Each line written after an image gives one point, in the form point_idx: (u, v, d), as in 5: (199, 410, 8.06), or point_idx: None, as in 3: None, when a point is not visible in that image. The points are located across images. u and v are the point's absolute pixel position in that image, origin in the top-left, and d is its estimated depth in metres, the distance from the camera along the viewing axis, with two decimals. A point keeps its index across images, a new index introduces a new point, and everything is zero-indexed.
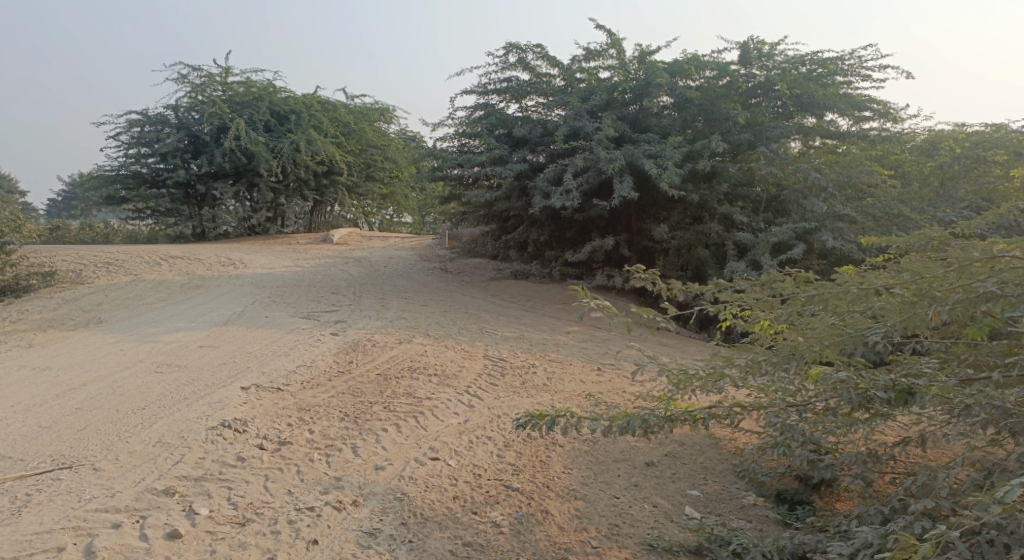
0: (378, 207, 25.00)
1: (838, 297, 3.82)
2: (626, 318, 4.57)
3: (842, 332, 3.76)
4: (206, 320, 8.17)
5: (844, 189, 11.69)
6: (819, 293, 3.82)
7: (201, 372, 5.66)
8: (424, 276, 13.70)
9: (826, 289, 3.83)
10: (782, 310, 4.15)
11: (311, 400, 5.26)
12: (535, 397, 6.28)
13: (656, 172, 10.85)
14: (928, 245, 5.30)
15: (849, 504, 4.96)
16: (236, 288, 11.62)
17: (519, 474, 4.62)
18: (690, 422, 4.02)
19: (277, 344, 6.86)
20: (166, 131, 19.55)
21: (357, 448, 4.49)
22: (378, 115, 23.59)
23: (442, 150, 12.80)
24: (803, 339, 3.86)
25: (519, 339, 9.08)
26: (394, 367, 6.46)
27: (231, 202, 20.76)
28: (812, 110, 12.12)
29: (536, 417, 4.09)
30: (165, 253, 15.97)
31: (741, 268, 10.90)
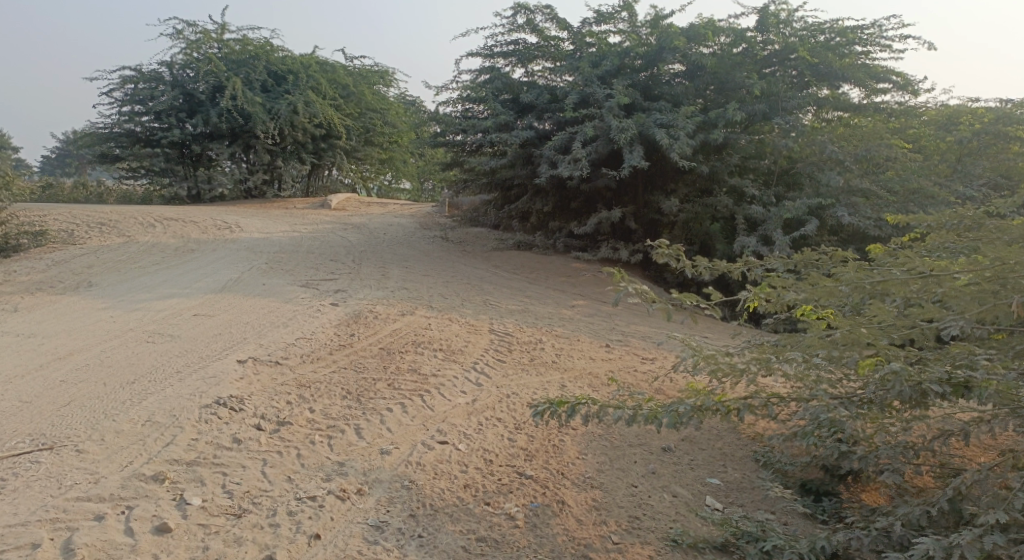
0: (376, 172, 24.49)
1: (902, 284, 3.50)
2: (665, 304, 4.21)
3: (901, 321, 3.49)
4: (201, 286, 7.85)
5: (860, 163, 11.37)
6: (882, 279, 3.49)
7: (195, 343, 5.37)
8: (425, 244, 13.35)
9: (890, 275, 3.50)
10: (827, 293, 3.84)
11: (310, 375, 4.98)
12: (544, 377, 6.00)
13: (668, 142, 10.47)
14: (963, 223, 4.99)
15: (875, 496, 4.72)
16: (233, 252, 11.28)
17: (532, 460, 4.36)
18: (722, 413, 3.84)
19: (275, 315, 6.56)
20: (160, 89, 19.03)
21: (360, 430, 4.21)
22: (378, 78, 22.99)
23: (445, 115, 12.36)
24: (859, 327, 3.54)
25: (524, 313, 8.79)
26: (398, 342, 6.17)
27: (227, 164, 20.28)
28: (830, 81, 11.67)
29: (555, 405, 3.82)
30: (159, 214, 15.57)
31: (753, 243, 10.59)
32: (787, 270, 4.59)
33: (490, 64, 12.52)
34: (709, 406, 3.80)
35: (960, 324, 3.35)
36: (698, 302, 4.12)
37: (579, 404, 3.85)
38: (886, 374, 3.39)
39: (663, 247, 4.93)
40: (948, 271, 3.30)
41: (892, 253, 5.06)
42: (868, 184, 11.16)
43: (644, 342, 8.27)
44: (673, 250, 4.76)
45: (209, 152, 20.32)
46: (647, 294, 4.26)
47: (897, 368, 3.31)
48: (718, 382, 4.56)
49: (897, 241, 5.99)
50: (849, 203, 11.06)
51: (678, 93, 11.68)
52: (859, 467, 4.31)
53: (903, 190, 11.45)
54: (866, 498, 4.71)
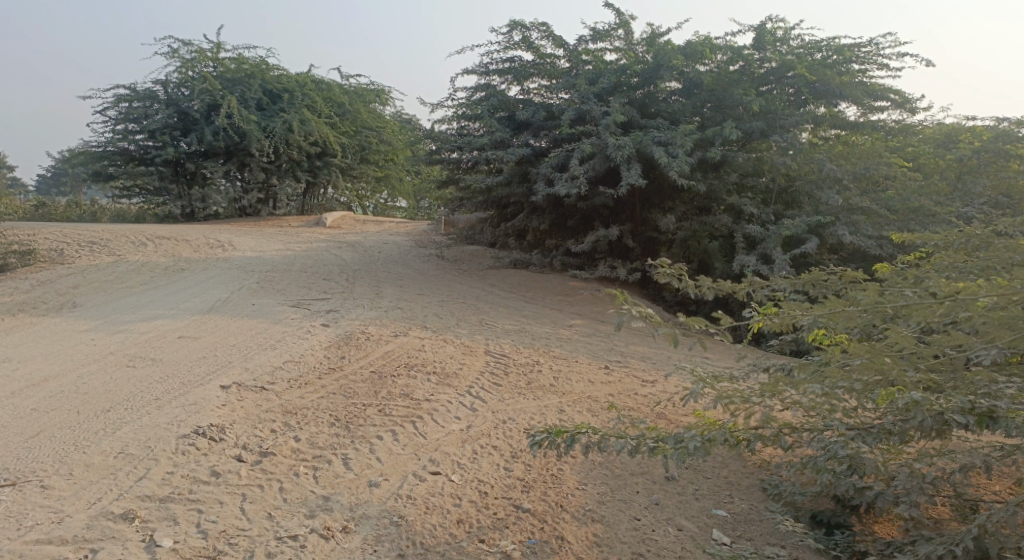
0: (372, 191, 24.32)
1: (926, 308, 3.30)
2: (671, 328, 4.00)
3: (921, 348, 3.30)
4: (189, 307, 7.63)
5: (860, 181, 11.25)
6: (905, 302, 3.29)
7: (178, 367, 5.14)
8: (420, 263, 13.16)
9: (914, 298, 3.30)
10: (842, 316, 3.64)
11: (297, 401, 4.76)
12: (542, 401, 5.79)
13: (666, 159, 10.33)
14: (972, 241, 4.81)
15: (890, 528, 4.51)
16: (224, 272, 11.07)
17: (529, 491, 4.13)
18: (730, 444, 3.63)
19: (264, 337, 6.33)
20: (155, 107, 18.91)
21: (348, 461, 3.99)
22: (373, 96, 22.90)
23: (440, 132, 12.22)
24: (879, 354, 3.34)
25: (521, 333, 8.59)
26: (390, 365, 5.95)
27: (221, 182, 20.11)
28: (828, 98, 11.55)
29: (552, 435, 3.60)
30: (151, 233, 15.36)
31: (752, 262, 10.44)
32: (794, 291, 4.40)
33: (486, 81, 12.41)
34: (725, 434, 3.60)
35: (988, 352, 3.15)
36: (707, 326, 3.90)
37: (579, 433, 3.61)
38: (905, 404, 3.19)
39: (665, 266, 4.72)
40: (974, 295, 3.12)
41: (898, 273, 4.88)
42: (868, 202, 11.02)
43: (644, 363, 8.06)
44: (677, 271, 4.54)
45: (203, 170, 20.15)
46: (652, 316, 4.04)
47: (919, 398, 3.12)
48: (724, 408, 4.36)
49: (904, 260, 5.81)
50: (849, 221, 10.91)
51: (676, 110, 11.62)
52: (873, 499, 4.11)
53: (903, 208, 11.34)
54: (880, 529, 4.51)
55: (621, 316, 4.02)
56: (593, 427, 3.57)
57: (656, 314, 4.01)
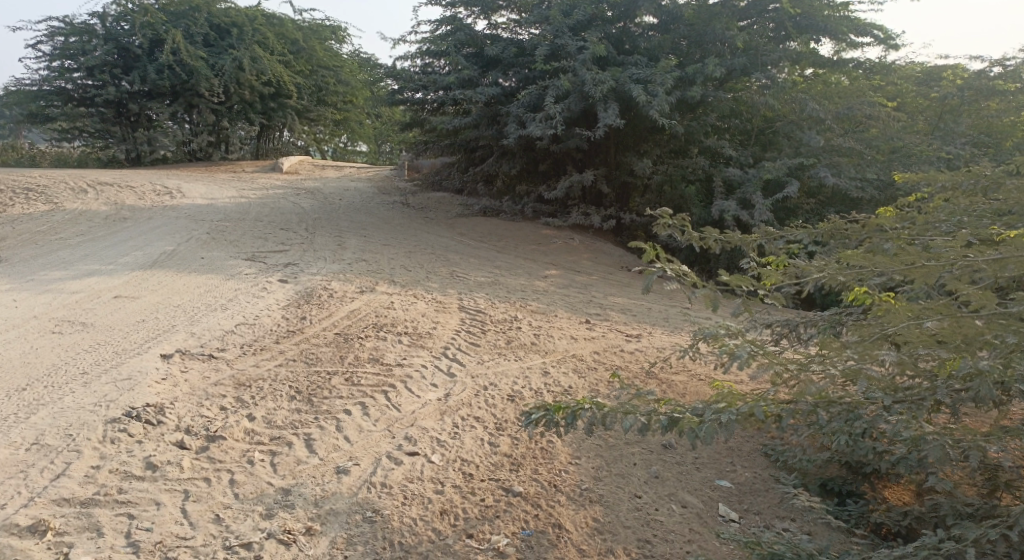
0: (331, 134, 23.18)
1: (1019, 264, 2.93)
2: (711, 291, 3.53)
3: (994, 309, 2.92)
4: (129, 261, 6.91)
5: (841, 121, 10.82)
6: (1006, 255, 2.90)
7: (112, 333, 4.51)
8: (384, 210, 12.48)
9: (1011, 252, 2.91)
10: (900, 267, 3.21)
11: (252, 371, 4.19)
12: (524, 362, 5.31)
13: (646, 98, 9.73)
14: (980, 184, 4.37)
15: (902, 493, 4.16)
16: (171, 221, 10.26)
17: (518, 470, 3.67)
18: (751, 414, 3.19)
19: (211, 296, 5.69)
20: (93, 43, 17.51)
21: (312, 443, 3.45)
22: (329, 34, 21.61)
23: (404, 70, 11.40)
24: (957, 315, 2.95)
25: (494, 285, 8.07)
26: (357, 326, 5.38)
27: (168, 124, 18.88)
28: (810, 33, 10.89)
29: (552, 412, 3.10)
30: (93, 179, 14.30)
31: (732, 208, 10.02)
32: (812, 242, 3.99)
33: (451, 14, 11.57)
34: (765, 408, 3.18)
35: None
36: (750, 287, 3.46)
37: (582, 408, 3.14)
38: (972, 373, 2.83)
39: (666, 217, 4.19)
40: None
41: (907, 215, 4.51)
42: (850, 144, 10.59)
43: (624, 316, 7.64)
44: (687, 225, 4.04)
45: (149, 112, 18.85)
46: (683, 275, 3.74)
47: (982, 368, 2.79)
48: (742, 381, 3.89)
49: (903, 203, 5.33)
50: (831, 164, 10.52)
51: (654, 46, 11.00)
52: (892, 465, 3.72)
53: (885, 150, 10.95)
54: (891, 496, 4.12)
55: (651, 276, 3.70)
56: (603, 403, 3.10)
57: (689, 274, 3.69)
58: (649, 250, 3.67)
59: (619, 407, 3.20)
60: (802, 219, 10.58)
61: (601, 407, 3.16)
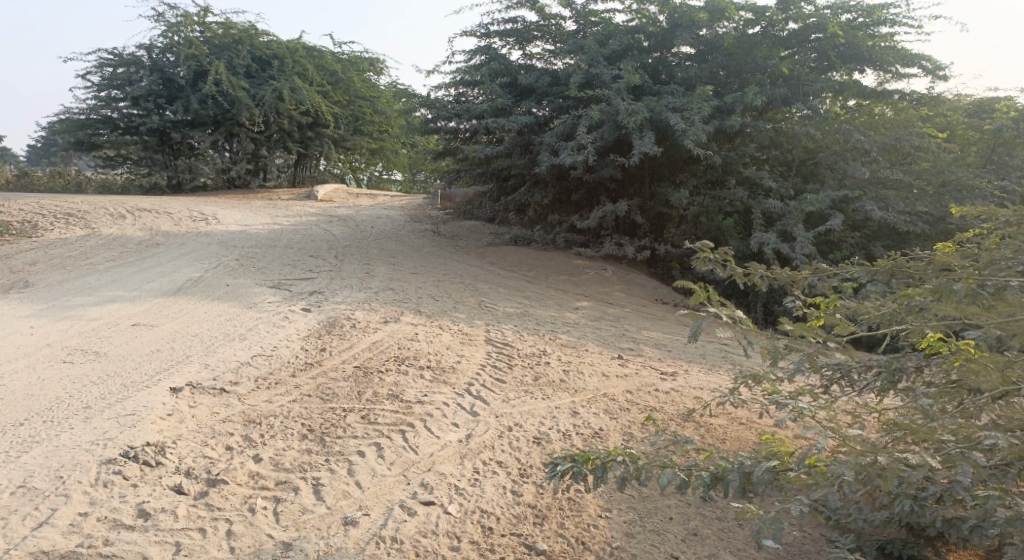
0: (366, 163, 23.32)
1: None
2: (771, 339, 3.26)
3: None
4: (154, 287, 6.82)
5: (888, 153, 10.38)
6: None
7: (123, 363, 4.35)
8: (415, 239, 12.36)
9: None
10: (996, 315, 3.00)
11: (263, 407, 3.97)
12: (552, 401, 5.01)
13: (682, 127, 9.47)
14: None
15: (967, 556, 3.78)
16: (202, 247, 10.25)
17: (543, 524, 3.39)
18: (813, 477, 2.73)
19: (231, 324, 5.53)
20: (139, 73, 17.89)
21: (319, 489, 3.23)
22: (367, 65, 21.80)
23: (437, 99, 11.32)
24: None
25: (524, 317, 7.81)
26: (378, 358, 5.15)
27: (209, 152, 19.16)
28: (854, 63, 10.52)
29: (580, 464, 2.75)
30: (132, 205, 14.48)
31: (772, 240, 9.63)
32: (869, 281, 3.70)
33: (486, 43, 11.50)
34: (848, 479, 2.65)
35: None
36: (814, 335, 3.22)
37: (614, 461, 2.78)
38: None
39: (707, 250, 3.91)
40: None
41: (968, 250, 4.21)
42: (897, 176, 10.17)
43: (659, 352, 7.31)
44: (732, 261, 3.77)
45: (190, 140, 19.18)
46: (737, 320, 3.51)
47: None
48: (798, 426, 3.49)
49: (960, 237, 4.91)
50: (878, 197, 10.10)
51: (691, 75, 10.75)
52: (958, 530, 3.35)
53: (936, 182, 10.46)
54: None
55: (704, 321, 3.46)
56: (639, 457, 2.75)
57: (744, 320, 3.46)
58: (700, 293, 3.43)
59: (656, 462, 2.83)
60: (845, 253, 10.14)
61: (636, 460, 2.81)
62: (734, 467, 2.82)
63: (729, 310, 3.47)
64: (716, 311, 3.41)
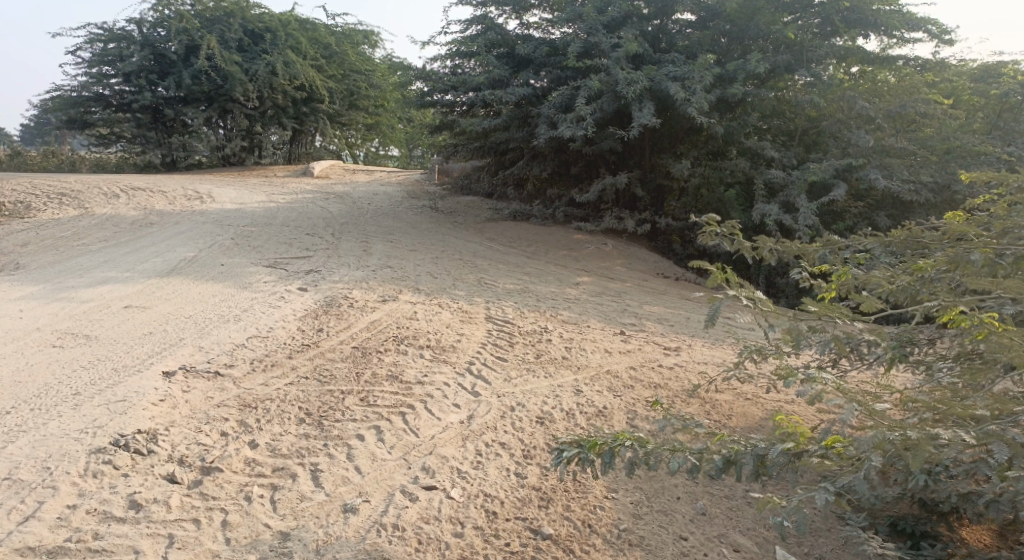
0: (362, 139, 23.05)
1: None
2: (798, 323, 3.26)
3: None
4: (147, 268, 6.70)
5: (893, 120, 10.19)
6: None
7: (114, 347, 4.25)
8: (413, 215, 12.21)
9: None
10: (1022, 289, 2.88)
11: (259, 390, 3.87)
12: (554, 379, 4.91)
13: (683, 97, 9.27)
14: None
15: (979, 532, 3.71)
16: (197, 225, 10.10)
17: (548, 507, 3.30)
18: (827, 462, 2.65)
19: (226, 305, 5.41)
20: (130, 49, 17.56)
21: (318, 475, 3.15)
22: (362, 38, 21.40)
23: (433, 72, 11.10)
24: None
25: (524, 293, 7.71)
26: (376, 338, 5.04)
27: (203, 129, 18.90)
28: (859, 29, 10.27)
29: (586, 451, 2.68)
30: (126, 184, 14.28)
31: (775, 212, 9.48)
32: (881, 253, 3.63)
33: (482, 13, 11.24)
34: (872, 463, 2.53)
35: None
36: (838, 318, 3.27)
37: (623, 445, 2.71)
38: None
39: (713, 225, 3.80)
40: None
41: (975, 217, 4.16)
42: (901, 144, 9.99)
43: (662, 327, 7.21)
44: (741, 237, 3.69)
45: (184, 117, 18.88)
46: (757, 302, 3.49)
47: None
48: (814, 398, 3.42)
49: (970, 205, 4.82)
50: (882, 165, 9.93)
51: (692, 43, 10.51)
52: (972, 507, 3.27)
53: (941, 150, 10.29)
54: (969, 537, 3.67)
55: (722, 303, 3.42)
56: (647, 441, 2.69)
57: (763, 300, 3.46)
58: (717, 274, 3.40)
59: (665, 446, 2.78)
60: (849, 223, 10.00)
61: (645, 444, 2.74)
62: (746, 450, 2.69)
63: (748, 291, 3.47)
64: (734, 292, 3.40)
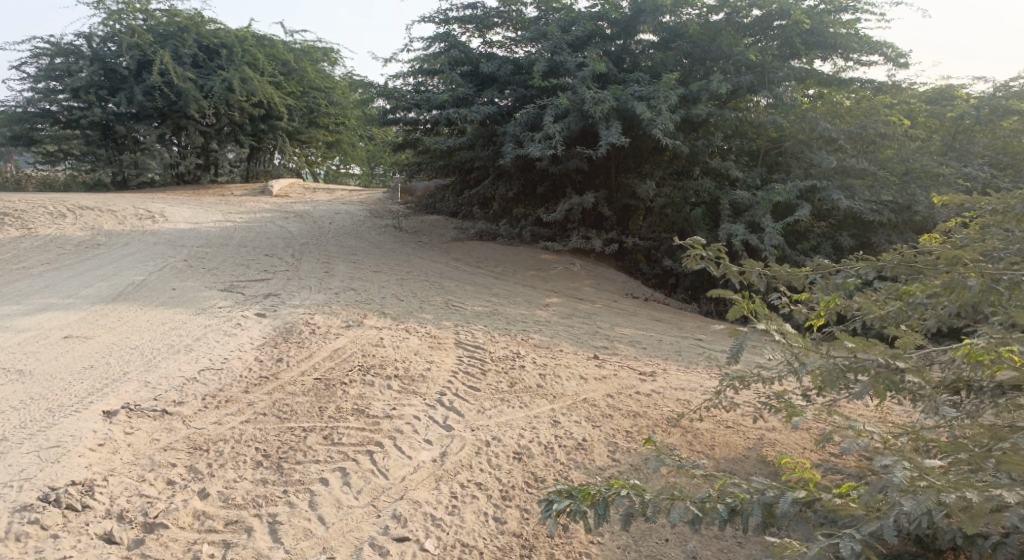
0: (322, 157, 22.59)
1: None
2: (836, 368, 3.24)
3: None
4: (91, 294, 6.29)
5: (855, 140, 10.22)
6: None
7: (49, 384, 3.89)
8: (375, 235, 11.89)
9: None
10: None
11: (212, 430, 3.54)
12: (530, 410, 4.66)
13: (650, 117, 9.17)
14: None
15: None
16: (147, 246, 9.64)
17: (530, 556, 3.04)
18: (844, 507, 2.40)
19: (175, 334, 5.04)
20: (79, 64, 16.90)
21: (275, 529, 2.88)
22: (322, 55, 20.98)
23: (396, 89, 10.84)
24: None
25: (493, 316, 7.45)
26: (341, 368, 4.73)
27: (156, 146, 18.28)
28: (819, 51, 10.32)
29: (580, 502, 2.52)
30: (74, 202, 13.68)
31: (741, 232, 9.40)
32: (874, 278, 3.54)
33: (446, 30, 11.06)
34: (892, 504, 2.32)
35: None
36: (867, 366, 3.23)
37: (616, 495, 2.56)
38: None
39: (698, 248, 3.60)
40: None
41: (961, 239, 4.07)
42: (864, 164, 10.02)
43: (635, 350, 7.01)
44: (732, 263, 3.51)
45: (136, 134, 18.25)
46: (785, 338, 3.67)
47: None
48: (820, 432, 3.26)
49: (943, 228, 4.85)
50: (845, 186, 9.93)
51: (657, 62, 10.46)
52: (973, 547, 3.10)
53: (900, 171, 10.22)
54: None
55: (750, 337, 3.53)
56: (647, 491, 2.54)
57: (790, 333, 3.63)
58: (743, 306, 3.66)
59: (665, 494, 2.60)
60: (813, 243, 9.97)
61: (641, 493, 2.58)
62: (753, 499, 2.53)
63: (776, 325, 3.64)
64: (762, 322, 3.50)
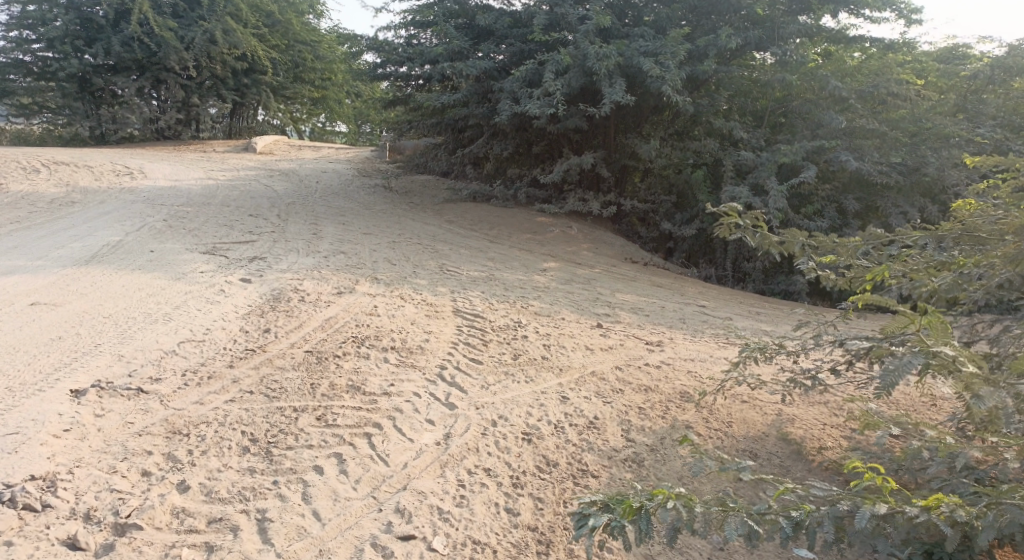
0: (308, 114, 21.92)
1: None
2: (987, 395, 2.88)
3: None
4: (63, 256, 5.87)
5: (866, 100, 9.75)
6: None
7: (11, 359, 3.52)
8: (364, 195, 11.45)
9: None
10: None
11: (192, 411, 3.21)
12: (536, 385, 4.35)
13: (656, 72, 8.70)
14: None
15: None
16: (125, 205, 9.17)
17: (549, 554, 2.77)
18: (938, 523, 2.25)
19: (153, 301, 4.66)
20: (52, 12, 16.11)
21: (266, 528, 2.61)
22: (307, 7, 20.10)
23: (386, 42, 10.32)
24: None
25: (491, 282, 7.10)
26: (333, 340, 4.38)
27: (136, 100, 17.57)
28: (831, 5, 9.74)
29: (621, 517, 2.26)
30: (49, 157, 13.08)
31: (745, 194, 9.00)
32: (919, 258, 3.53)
33: None
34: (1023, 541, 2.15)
35: None
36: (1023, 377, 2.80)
37: (660, 507, 2.32)
38: None
39: (734, 217, 3.56)
40: None
41: (980, 206, 3.86)
42: (875, 125, 9.60)
43: (639, 318, 6.70)
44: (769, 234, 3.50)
45: (114, 87, 17.50)
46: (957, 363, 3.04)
47: None
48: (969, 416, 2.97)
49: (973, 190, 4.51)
50: (854, 147, 9.55)
51: (661, 16, 9.97)
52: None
53: (913, 131, 9.78)
54: None
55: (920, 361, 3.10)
56: (694, 502, 2.29)
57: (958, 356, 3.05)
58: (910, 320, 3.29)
59: (716, 506, 2.43)
60: (818, 206, 9.57)
61: (689, 503, 2.32)
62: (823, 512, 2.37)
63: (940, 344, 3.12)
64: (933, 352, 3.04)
